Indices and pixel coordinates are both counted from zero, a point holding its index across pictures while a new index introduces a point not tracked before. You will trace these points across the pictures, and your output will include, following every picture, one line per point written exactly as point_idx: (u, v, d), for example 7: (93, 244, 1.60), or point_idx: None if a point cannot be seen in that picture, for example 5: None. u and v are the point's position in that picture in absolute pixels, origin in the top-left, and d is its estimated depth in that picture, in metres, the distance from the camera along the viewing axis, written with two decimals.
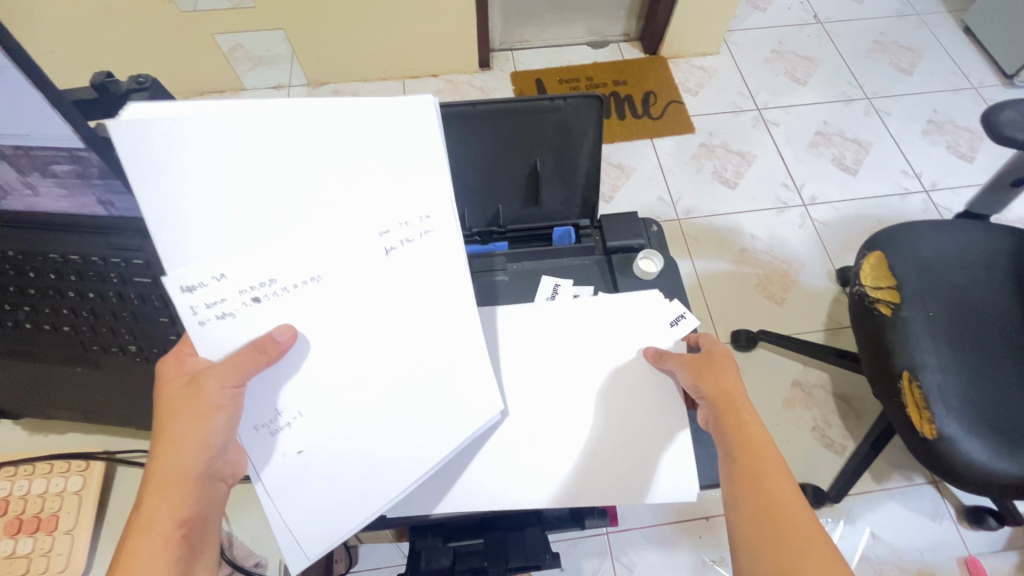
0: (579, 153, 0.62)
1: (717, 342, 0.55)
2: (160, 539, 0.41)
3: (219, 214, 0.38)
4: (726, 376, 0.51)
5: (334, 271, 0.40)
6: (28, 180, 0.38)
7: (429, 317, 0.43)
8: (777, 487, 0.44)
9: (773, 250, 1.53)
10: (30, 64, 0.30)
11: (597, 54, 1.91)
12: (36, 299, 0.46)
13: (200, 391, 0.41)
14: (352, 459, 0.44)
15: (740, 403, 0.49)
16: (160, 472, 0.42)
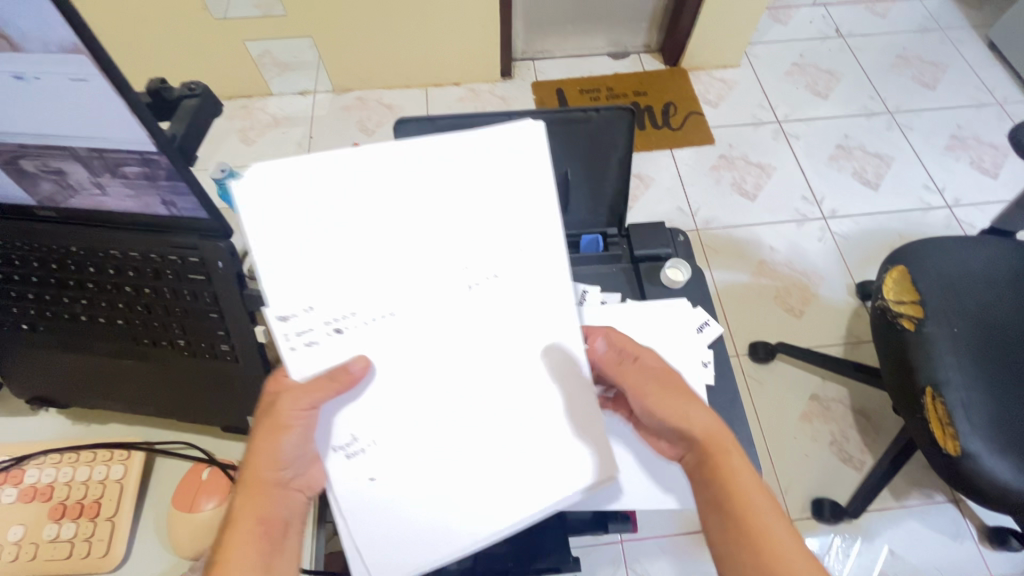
0: (609, 163, 0.64)
1: (658, 359, 0.53)
2: (244, 549, 0.44)
3: (318, 250, 0.42)
4: (694, 406, 0.50)
5: (415, 301, 0.44)
6: (98, 180, 0.40)
7: (503, 339, 0.46)
8: (769, 528, 0.44)
9: (792, 263, 1.53)
10: (111, 68, 0.32)
11: (618, 65, 1.93)
12: (94, 292, 0.48)
13: (279, 408, 0.44)
14: (427, 490, 0.46)
15: (725, 446, 0.47)
16: (249, 482, 0.46)
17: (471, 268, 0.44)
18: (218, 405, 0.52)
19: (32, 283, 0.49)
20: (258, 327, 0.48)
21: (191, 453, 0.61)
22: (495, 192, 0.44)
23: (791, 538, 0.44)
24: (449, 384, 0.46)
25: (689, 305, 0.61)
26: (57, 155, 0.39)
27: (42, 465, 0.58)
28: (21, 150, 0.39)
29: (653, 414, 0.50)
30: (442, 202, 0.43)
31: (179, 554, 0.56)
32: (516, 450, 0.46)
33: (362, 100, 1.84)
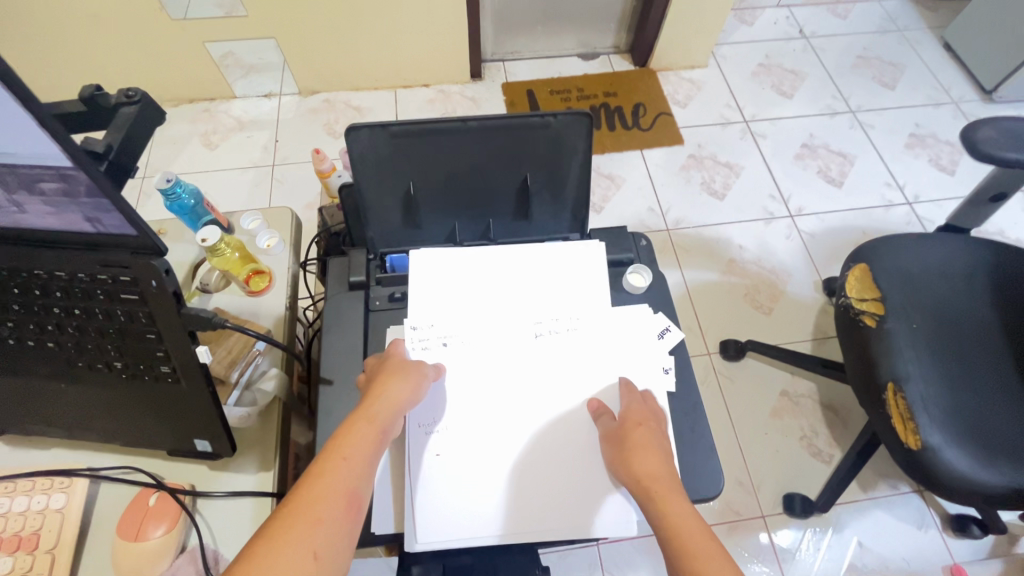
0: (569, 168, 0.63)
1: (634, 408, 0.53)
2: (367, 445, 0.46)
3: (441, 279, 0.60)
4: (647, 454, 0.48)
5: (498, 327, 0.58)
6: (14, 198, 0.37)
7: (560, 370, 0.57)
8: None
9: (761, 261, 1.55)
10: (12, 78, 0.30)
11: (587, 66, 1.93)
12: (19, 315, 0.45)
13: (427, 364, 0.54)
14: (487, 468, 0.53)
15: (656, 485, 0.46)
16: (382, 399, 0.49)
17: (541, 323, 0.58)
18: (164, 427, 0.50)
19: None
20: (199, 347, 0.44)
21: (135, 477, 0.58)
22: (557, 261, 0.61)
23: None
24: (496, 380, 0.56)
25: (651, 311, 0.62)
26: None
27: None
28: None
29: (614, 467, 0.50)
30: (515, 272, 0.60)
31: None
32: (553, 449, 0.54)
33: (329, 102, 1.81)
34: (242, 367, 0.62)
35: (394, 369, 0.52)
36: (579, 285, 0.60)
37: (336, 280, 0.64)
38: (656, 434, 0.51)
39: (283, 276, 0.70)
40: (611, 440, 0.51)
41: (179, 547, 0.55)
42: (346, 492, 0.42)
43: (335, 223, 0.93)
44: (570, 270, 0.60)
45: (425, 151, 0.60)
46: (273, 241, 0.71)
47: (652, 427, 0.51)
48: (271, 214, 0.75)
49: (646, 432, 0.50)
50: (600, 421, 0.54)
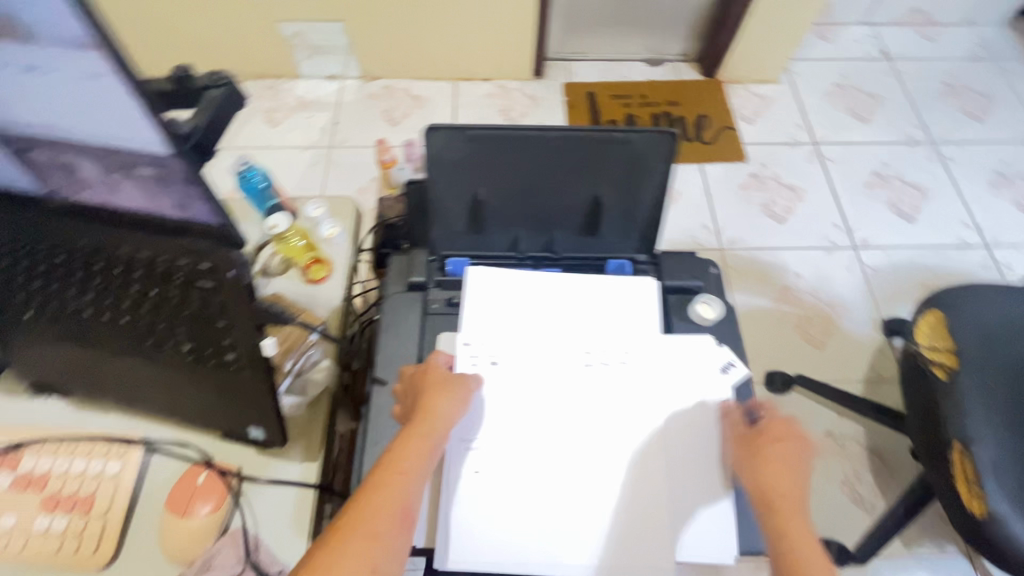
0: (644, 188, 0.60)
1: (777, 423, 0.52)
2: (420, 461, 0.45)
3: (495, 295, 0.59)
4: (777, 471, 0.48)
5: (550, 351, 0.56)
6: (109, 178, 0.37)
7: (611, 399, 0.54)
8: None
9: (817, 292, 1.48)
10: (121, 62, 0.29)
11: (653, 72, 1.88)
12: (99, 289, 0.46)
13: (469, 380, 0.53)
14: (528, 492, 0.51)
15: (784, 505, 0.46)
16: (432, 412, 0.48)
17: (591, 352, 0.56)
18: (224, 409, 0.50)
19: (36, 273, 0.46)
20: (265, 340, 0.45)
21: (185, 452, 0.59)
22: (614, 290, 0.60)
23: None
24: (542, 405, 0.54)
25: (715, 343, 0.58)
26: (65, 150, 0.35)
27: (39, 453, 0.58)
28: (29, 141, 0.36)
29: (738, 472, 0.50)
30: (571, 296, 0.60)
31: (169, 560, 0.54)
32: (597, 480, 0.52)
33: (389, 89, 1.81)
34: (295, 360, 0.63)
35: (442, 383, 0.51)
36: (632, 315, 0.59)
37: (395, 279, 0.64)
38: (795, 452, 0.50)
39: (343, 267, 0.70)
40: (738, 448, 0.52)
41: (223, 527, 0.56)
42: (402, 507, 0.42)
43: (392, 216, 0.93)
44: (624, 305, 0.59)
45: (498, 156, 0.58)
46: (336, 232, 0.72)
47: (793, 444, 0.50)
48: (335, 204, 0.75)
49: (780, 447, 0.50)
50: (727, 421, 0.54)
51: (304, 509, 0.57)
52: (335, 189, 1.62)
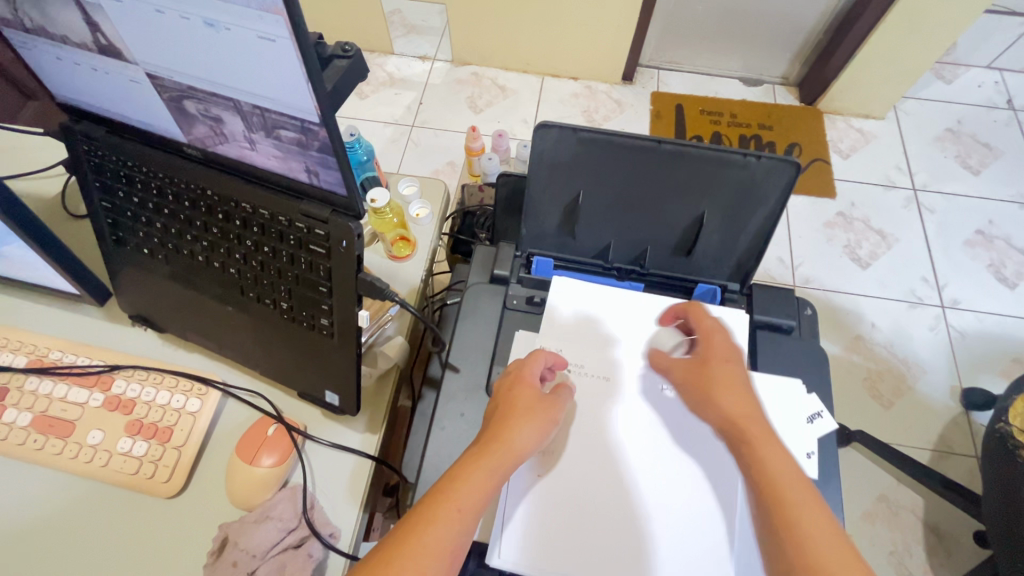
0: (751, 216, 0.57)
1: (715, 342, 0.51)
2: (476, 496, 0.42)
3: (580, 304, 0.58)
4: (733, 397, 0.47)
5: (630, 368, 0.55)
6: (251, 135, 0.39)
7: (684, 428, 0.52)
8: (812, 546, 0.38)
9: (893, 347, 1.39)
10: (298, 23, 0.29)
11: (748, 92, 1.81)
12: (215, 237, 0.48)
13: (556, 408, 0.49)
14: (595, 507, 0.49)
15: (747, 429, 0.45)
16: (508, 440, 0.45)
17: None
18: (305, 370, 0.52)
19: (162, 214, 0.49)
20: (362, 310, 0.46)
21: (258, 402, 0.62)
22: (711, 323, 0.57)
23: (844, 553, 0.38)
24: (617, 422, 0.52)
25: (804, 388, 0.54)
26: (217, 103, 0.37)
27: (130, 379, 0.61)
28: (187, 91, 0.38)
29: (699, 410, 0.49)
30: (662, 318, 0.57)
31: (232, 504, 0.57)
32: (665, 513, 0.49)
33: (477, 76, 1.82)
34: (372, 330, 0.62)
35: (513, 409, 0.47)
36: None
37: (478, 270, 0.65)
38: (740, 373, 0.48)
39: (425, 248, 0.71)
40: (689, 386, 0.50)
41: (283, 481, 0.57)
42: (449, 546, 0.39)
43: (472, 203, 0.93)
44: None
45: (606, 162, 0.57)
46: (424, 213, 0.73)
47: (737, 362, 0.49)
48: (426, 185, 0.76)
49: (727, 368, 0.49)
50: (676, 366, 0.52)
51: (360, 478, 0.58)
52: (411, 167, 1.64)
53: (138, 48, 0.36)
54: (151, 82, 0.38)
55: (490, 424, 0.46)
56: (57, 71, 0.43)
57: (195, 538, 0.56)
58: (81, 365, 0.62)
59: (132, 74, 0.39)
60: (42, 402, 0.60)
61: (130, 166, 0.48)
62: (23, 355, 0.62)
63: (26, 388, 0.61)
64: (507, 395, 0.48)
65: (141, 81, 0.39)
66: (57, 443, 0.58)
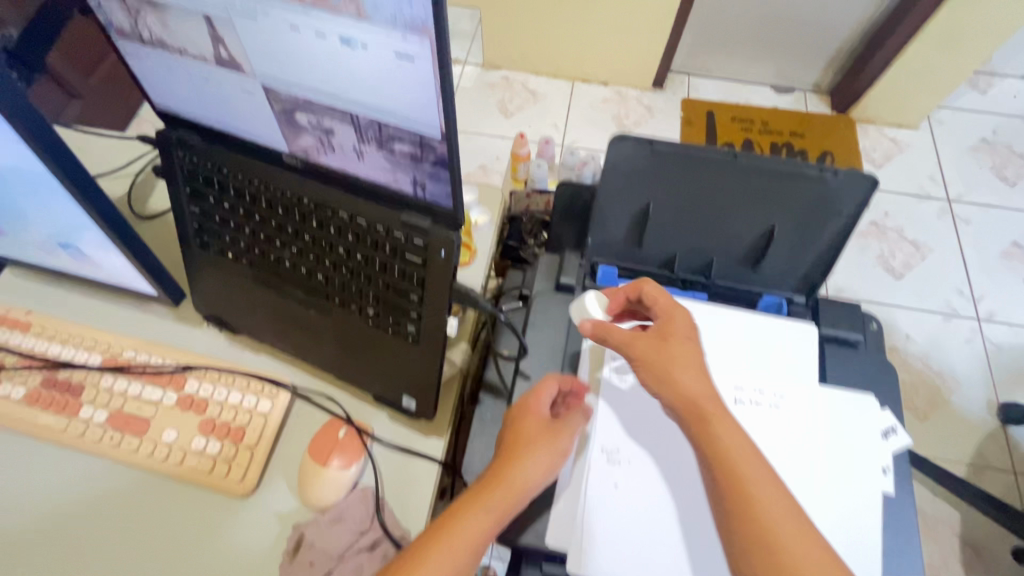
0: (825, 229, 0.57)
1: (672, 322, 0.50)
2: (473, 535, 0.43)
3: None
4: (696, 377, 0.46)
5: None
6: (361, 147, 0.39)
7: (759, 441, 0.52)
8: (774, 536, 0.39)
9: (928, 359, 1.38)
10: (444, 42, 0.29)
11: (779, 99, 1.80)
12: (304, 244, 0.49)
13: (563, 437, 0.50)
14: (667, 516, 0.50)
15: (707, 410, 0.44)
16: (511, 477, 0.46)
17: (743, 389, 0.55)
18: (383, 375, 0.53)
19: (253, 221, 0.50)
20: (451, 317, 0.46)
21: (327, 404, 0.63)
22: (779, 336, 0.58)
23: (795, 528, 0.39)
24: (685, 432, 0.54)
25: (877, 403, 0.55)
26: (333, 116, 0.38)
27: (202, 379, 0.63)
28: (302, 103, 0.38)
29: (653, 386, 0.47)
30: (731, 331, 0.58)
31: (304, 504, 0.58)
32: None
33: (508, 80, 1.82)
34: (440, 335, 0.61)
35: (517, 445, 0.48)
36: (792, 361, 0.57)
37: (544, 277, 0.66)
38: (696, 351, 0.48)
39: (484, 254, 0.71)
40: (648, 360, 0.48)
41: (354, 483, 0.58)
42: None
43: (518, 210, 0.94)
44: (783, 349, 0.57)
45: (680, 175, 0.57)
46: (482, 219, 0.74)
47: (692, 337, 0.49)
48: (483, 192, 0.77)
49: (689, 346, 0.48)
50: (630, 339, 0.49)
51: (428, 482, 0.59)
52: None
53: (261, 62, 0.37)
54: (265, 94, 0.39)
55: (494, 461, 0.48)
56: (165, 81, 0.44)
57: (268, 537, 0.57)
58: (155, 365, 0.63)
59: (247, 86, 0.40)
60: (117, 400, 0.61)
61: (224, 173, 0.49)
62: (98, 354, 0.64)
63: (101, 385, 0.62)
64: (513, 428, 0.50)
65: (256, 92, 0.40)
66: (134, 441, 0.60)
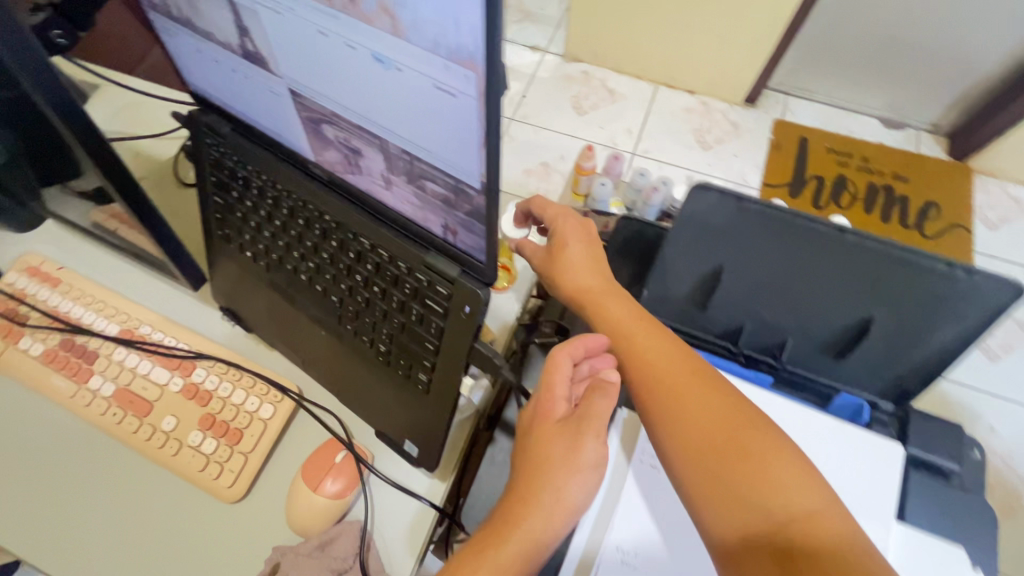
0: (937, 334, 0.47)
1: (562, 227, 0.55)
2: None
3: None
4: (579, 267, 0.53)
5: None
6: (390, 177, 0.33)
7: None
8: (644, 362, 0.45)
9: (1012, 459, 1.20)
10: (495, 85, 0.22)
11: (887, 135, 1.60)
12: (322, 261, 0.43)
13: (587, 441, 0.40)
14: None
15: (590, 292, 0.51)
16: (528, 517, 0.38)
17: None
18: (387, 414, 0.47)
19: (273, 224, 0.45)
20: (467, 376, 0.40)
21: (330, 422, 0.58)
22: (852, 451, 0.48)
23: (669, 356, 0.45)
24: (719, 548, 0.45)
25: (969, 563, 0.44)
26: (361, 138, 0.32)
27: (210, 369, 0.60)
28: (329, 117, 0.33)
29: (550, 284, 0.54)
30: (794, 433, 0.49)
31: (290, 526, 0.54)
32: None
33: (587, 75, 1.70)
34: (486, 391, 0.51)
35: (532, 463, 0.40)
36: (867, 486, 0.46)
37: None
38: (582, 245, 0.54)
39: (524, 283, 0.64)
40: (543, 263, 0.55)
41: (342, 514, 0.54)
42: None
43: None
44: (857, 467, 0.47)
45: (764, 242, 0.48)
46: None
47: (577, 233, 0.55)
48: None
49: (577, 246, 0.54)
50: (527, 248, 0.57)
51: (419, 528, 0.54)
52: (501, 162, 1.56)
53: (286, 64, 0.31)
54: (292, 98, 0.34)
55: (511, 491, 0.40)
56: (195, 62, 0.39)
57: (250, 551, 0.54)
58: (168, 345, 0.61)
59: (274, 85, 0.34)
60: (126, 376, 0.59)
61: (249, 170, 0.44)
62: (116, 323, 0.62)
63: (114, 357, 0.60)
64: (529, 438, 0.42)
65: (282, 94, 0.34)
66: (133, 421, 0.57)
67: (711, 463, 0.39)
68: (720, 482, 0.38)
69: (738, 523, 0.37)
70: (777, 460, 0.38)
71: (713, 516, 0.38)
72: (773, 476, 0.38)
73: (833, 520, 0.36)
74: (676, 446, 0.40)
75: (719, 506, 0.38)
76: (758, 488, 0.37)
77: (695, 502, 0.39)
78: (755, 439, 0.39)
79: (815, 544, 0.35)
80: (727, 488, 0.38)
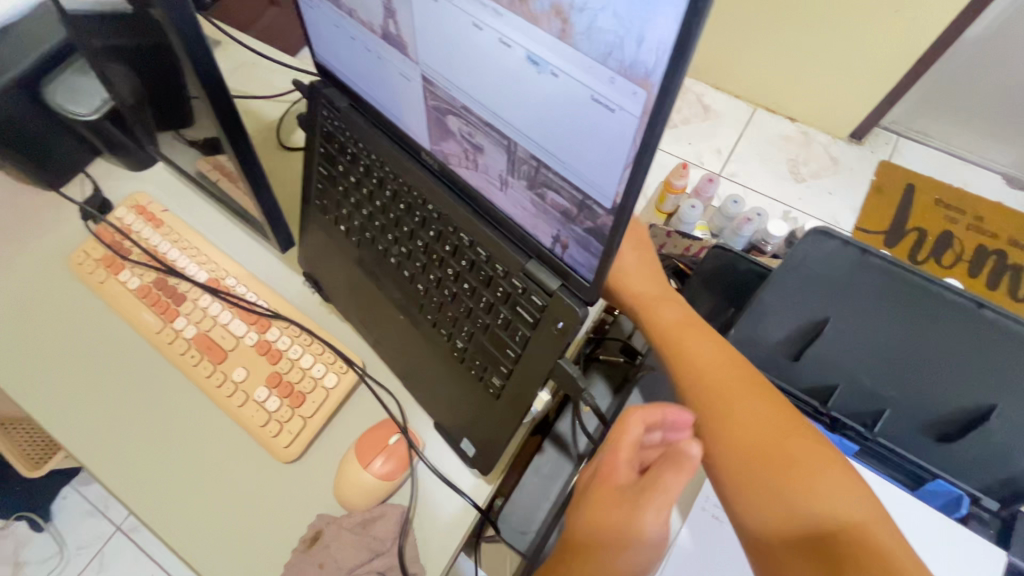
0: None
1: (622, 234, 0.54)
2: None
3: None
4: (638, 276, 0.52)
5: None
6: (509, 179, 0.33)
7: None
8: (700, 368, 0.46)
9: None
10: (663, 109, 0.21)
11: (1008, 194, 1.46)
12: (414, 249, 0.43)
13: (642, 516, 0.37)
14: None
15: (646, 302, 0.51)
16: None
17: None
18: (450, 410, 0.47)
19: (373, 203, 0.46)
20: (544, 391, 0.39)
21: (388, 402, 0.59)
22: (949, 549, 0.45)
23: (724, 365, 0.46)
24: None
25: None
26: (488, 137, 0.31)
27: (284, 330, 0.61)
28: (457, 109, 0.32)
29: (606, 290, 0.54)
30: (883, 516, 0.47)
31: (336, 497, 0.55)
32: None
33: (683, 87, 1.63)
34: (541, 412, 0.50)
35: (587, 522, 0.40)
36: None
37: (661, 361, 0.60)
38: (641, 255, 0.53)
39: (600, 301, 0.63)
40: None
41: (387, 496, 0.54)
42: None
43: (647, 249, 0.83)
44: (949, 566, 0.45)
45: (868, 293, 0.50)
46: None
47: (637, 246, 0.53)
48: None
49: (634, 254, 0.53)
50: None
51: (460, 527, 0.54)
52: None
53: (426, 51, 0.31)
54: (423, 85, 0.33)
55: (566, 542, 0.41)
56: (329, 35, 0.40)
57: (295, 512, 0.55)
58: (248, 300, 0.63)
59: (408, 70, 0.34)
60: (207, 322, 0.62)
61: (359, 147, 0.44)
62: (206, 270, 0.65)
63: (199, 302, 0.63)
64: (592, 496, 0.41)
65: (413, 80, 0.34)
66: (209, 367, 0.60)
67: (761, 475, 0.40)
68: (766, 490, 0.39)
69: (777, 525, 0.38)
70: (826, 474, 0.39)
71: (754, 516, 0.39)
72: (822, 490, 0.38)
73: (878, 530, 0.37)
74: (726, 454, 0.42)
75: (768, 518, 0.39)
76: (798, 491, 0.39)
77: (735, 503, 0.41)
78: (803, 450, 0.40)
79: (866, 557, 0.35)
80: (766, 489, 0.39)
